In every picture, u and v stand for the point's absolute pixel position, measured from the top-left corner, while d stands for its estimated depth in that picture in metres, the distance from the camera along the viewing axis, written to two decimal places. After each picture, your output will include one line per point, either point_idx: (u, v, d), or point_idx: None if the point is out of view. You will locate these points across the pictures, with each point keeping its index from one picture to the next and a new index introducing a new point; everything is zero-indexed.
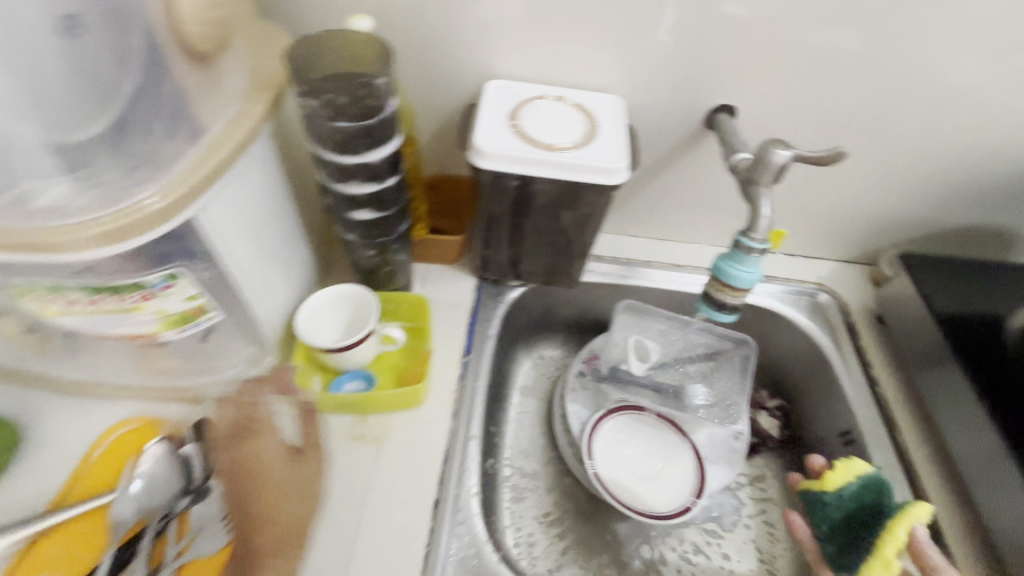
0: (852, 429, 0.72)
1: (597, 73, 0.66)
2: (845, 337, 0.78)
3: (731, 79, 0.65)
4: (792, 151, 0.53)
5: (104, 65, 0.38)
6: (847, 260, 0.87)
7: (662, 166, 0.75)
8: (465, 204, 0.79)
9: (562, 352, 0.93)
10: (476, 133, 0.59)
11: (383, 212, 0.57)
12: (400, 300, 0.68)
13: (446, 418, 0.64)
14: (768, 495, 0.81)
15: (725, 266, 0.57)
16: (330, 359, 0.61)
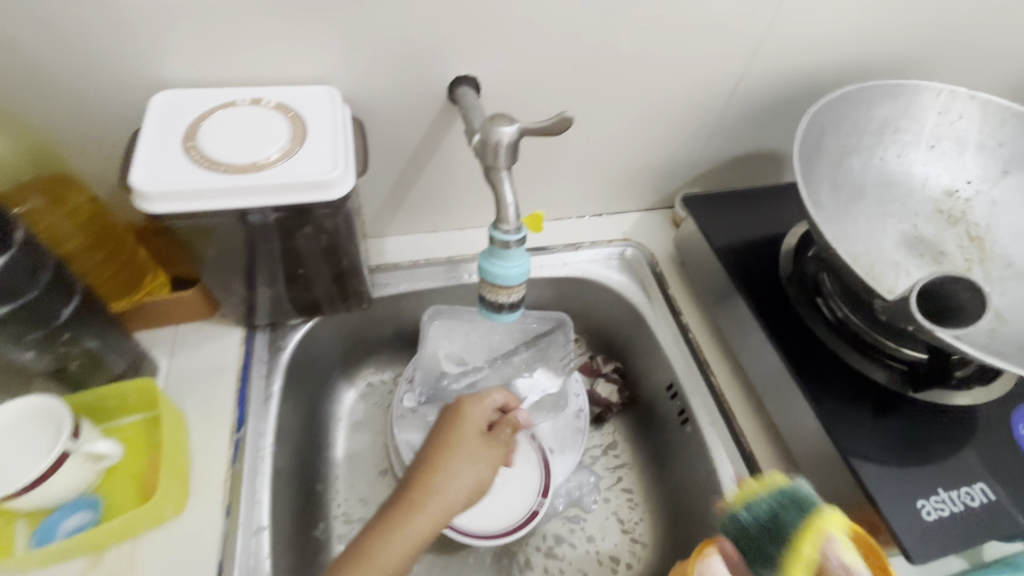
0: (673, 381, 0.71)
1: (298, 62, 0.54)
2: (655, 289, 0.78)
3: (457, 47, 0.57)
4: (516, 126, 0.46)
5: None
6: (649, 208, 0.86)
7: (424, 155, 0.66)
8: None
9: (391, 371, 0.83)
10: (133, 170, 0.45)
11: (15, 302, 0.42)
12: (120, 392, 0.52)
13: (217, 520, 0.52)
14: (622, 460, 0.80)
15: (488, 265, 0.51)
16: (19, 506, 0.46)
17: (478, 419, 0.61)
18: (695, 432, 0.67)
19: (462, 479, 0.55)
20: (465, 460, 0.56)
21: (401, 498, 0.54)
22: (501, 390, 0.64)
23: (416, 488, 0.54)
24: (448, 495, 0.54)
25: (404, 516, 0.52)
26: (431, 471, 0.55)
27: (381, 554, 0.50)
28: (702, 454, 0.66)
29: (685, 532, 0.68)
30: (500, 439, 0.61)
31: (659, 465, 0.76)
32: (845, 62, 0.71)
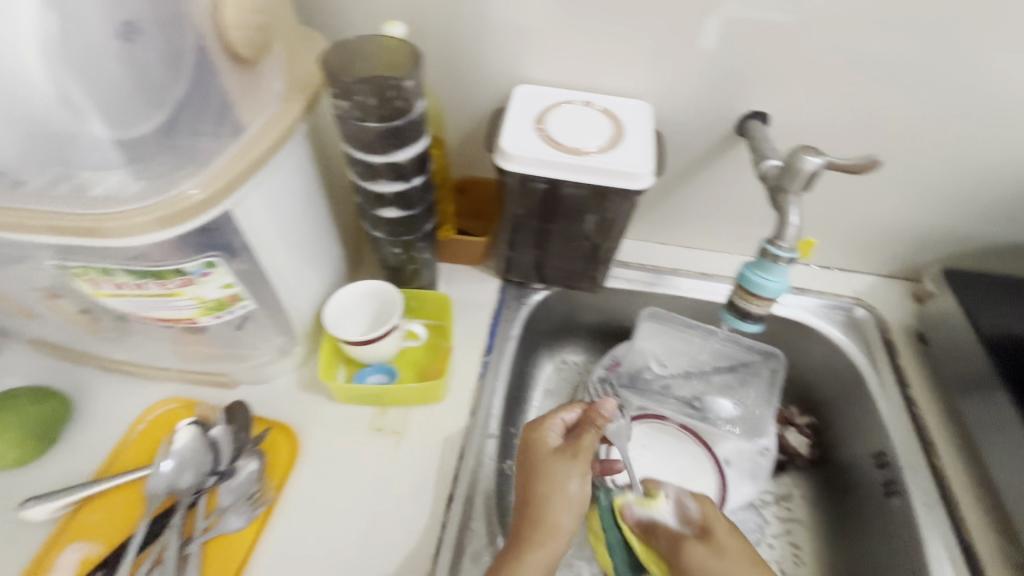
0: (886, 450, 0.68)
1: (624, 79, 0.66)
2: (883, 356, 0.75)
3: (761, 86, 0.64)
4: (823, 159, 0.52)
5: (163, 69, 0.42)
6: (887, 274, 0.83)
7: (690, 173, 0.74)
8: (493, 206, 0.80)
9: (585, 356, 0.92)
10: (502, 136, 0.60)
11: (408, 211, 0.58)
12: (424, 297, 0.69)
13: (464, 416, 0.64)
14: (795, 516, 0.77)
15: (750, 274, 0.56)
16: (354, 353, 0.63)
17: (553, 434, 0.56)
18: (904, 506, 0.64)
19: (564, 477, 0.52)
20: (562, 473, 0.52)
21: (524, 494, 0.52)
22: (578, 406, 0.59)
23: (530, 517, 0.50)
24: (569, 491, 0.51)
25: (522, 555, 0.48)
26: (541, 483, 0.52)
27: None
28: (908, 532, 0.62)
29: None
30: (579, 444, 0.54)
31: (842, 533, 0.72)
32: None
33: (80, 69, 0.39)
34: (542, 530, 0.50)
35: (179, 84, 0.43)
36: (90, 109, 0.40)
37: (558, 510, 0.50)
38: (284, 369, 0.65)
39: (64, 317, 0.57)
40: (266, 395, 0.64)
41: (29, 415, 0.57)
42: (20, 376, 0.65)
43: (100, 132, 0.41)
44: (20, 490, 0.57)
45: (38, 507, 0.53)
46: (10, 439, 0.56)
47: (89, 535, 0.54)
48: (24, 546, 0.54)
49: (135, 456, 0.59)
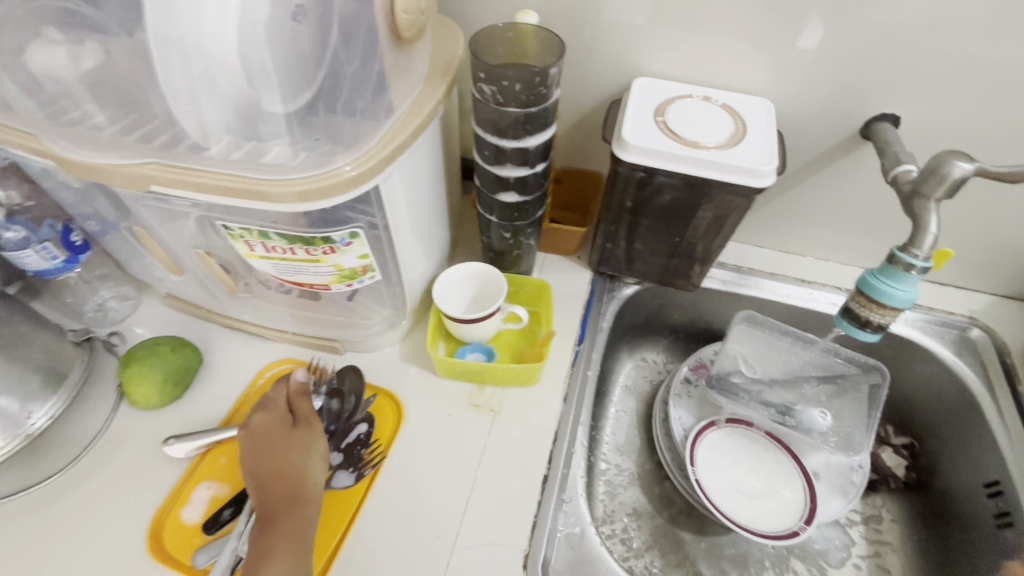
0: (1001, 480, 0.64)
1: (745, 76, 0.65)
2: (1000, 380, 0.70)
3: (895, 87, 0.61)
4: (974, 165, 0.49)
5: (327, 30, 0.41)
6: (1008, 295, 0.78)
7: (800, 175, 0.72)
8: (590, 200, 0.81)
9: (665, 355, 0.92)
10: (621, 127, 0.60)
11: (524, 196, 0.60)
12: (524, 282, 0.71)
13: (559, 401, 0.66)
14: (885, 538, 0.74)
15: (875, 281, 0.54)
16: (457, 329, 0.66)
17: (280, 409, 0.58)
18: (1019, 540, 0.60)
19: (313, 453, 0.56)
20: (294, 445, 0.55)
21: (263, 473, 0.54)
22: (283, 378, 0.61)
23: (274, 496, 0.52)
24: (309, 465, 0.55)
25: (274, 514, 0.51)
26: (278, 460, 0.54)
27: (285, 535, 0.49)
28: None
29: None
30: (303, 416, 0.58)
31: (940, 562, 0.69)
32: None
33: (272, 38, 0.40)
34: (290, 495, 0.52)
35: (348, 60, 0.44)
36: (272, 84, 0.41)
37: (302, 473, 0.54)
38: (388, 340, 0.69)
39: (204, 274, 0.63)
40: (372, 363, 0.68)
41: (168, 361, 0.63)
42: (156, 326, 0.71)
43: (278, 106, 0.43)
44: (157, 428, 0.63)
45: (177, 446, 0.59)
46: (152, 381, 0.61)
47: (217, 475, 0.60)
48: (161, 479, 0.59)
49: (258, 408, 0.65)
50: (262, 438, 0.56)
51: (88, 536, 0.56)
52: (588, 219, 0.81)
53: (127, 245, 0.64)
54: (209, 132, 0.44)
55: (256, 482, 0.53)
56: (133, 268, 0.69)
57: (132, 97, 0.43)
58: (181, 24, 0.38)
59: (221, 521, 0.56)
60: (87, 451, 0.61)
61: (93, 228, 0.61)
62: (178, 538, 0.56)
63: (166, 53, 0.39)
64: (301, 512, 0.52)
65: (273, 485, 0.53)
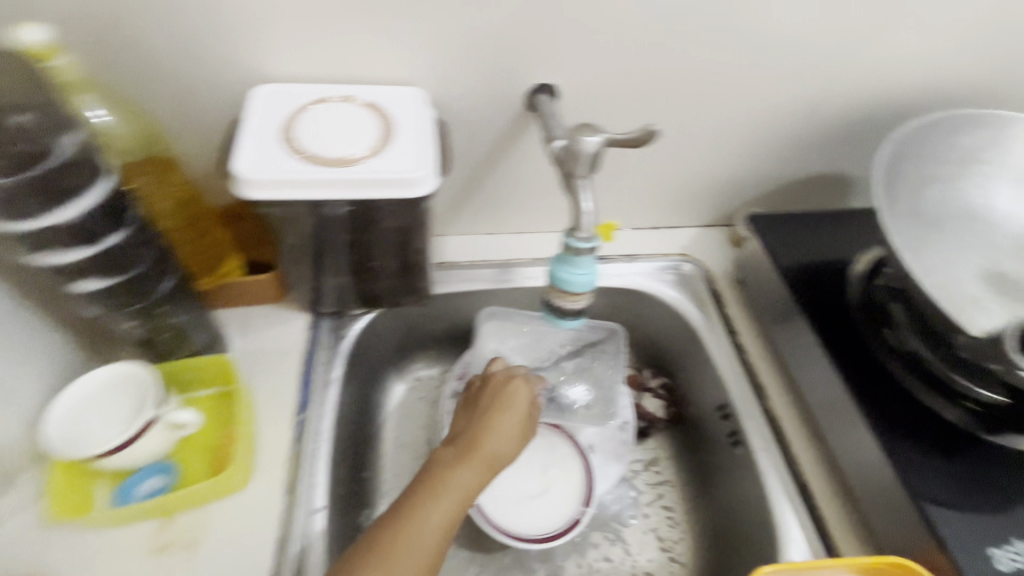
0: (726, 403, 0.70)
1: (387, 63, 0.56)
2: (711, 307, 0.77)
3: (540, 54, 0.58)
4: (601, 136, 0.46)
5: None
6: (708, 224, 0.85)
7: (494, 157, 0.67)
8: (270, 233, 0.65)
9: (438, 367, 0.84)
10: (235, 157, 0.47)
11: (123, 275, 0.45)
12: (198, 366, 0.55)
13: (278, 496, 0.54)
14: (664, 478, 0.79)
15: (558, 270, 0.51)
16: (105, 466, 0.49)
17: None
18: (746, 454, 0.66)
19: (468, 476, 0.52)
20: (510, 424, 0.58)
21: (440, 468, 0.52)
22: None
23: (397, 522, 0.48)
24: (477, 466, 0.53)
25: (441, 481, 0.51)
26: (420, 506, 0.49)
27: (415, 537, 0.47)
28: (753, 478, 0.64)
29: (729, 554, 0.67)
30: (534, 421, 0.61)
31: (705, 485, 0.74)
32: (930, 88, 0.69)
33: None
34: (419, 521, 0.48)
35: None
36: None
37: (451, 486, 0.51)
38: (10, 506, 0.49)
39: None
40: None
41: None
42: None
43: None
44: None
45: None
46: None
47: None
48: None
49: None
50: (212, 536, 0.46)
51: None
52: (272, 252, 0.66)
53: None
54: None
55: (369, 538, 0.47)
56: None
57: None
58: None
59: None
60: None
61: None
62: None
63: None
64: (429, 523, 0.48)
65: (383, 535, 0.47)
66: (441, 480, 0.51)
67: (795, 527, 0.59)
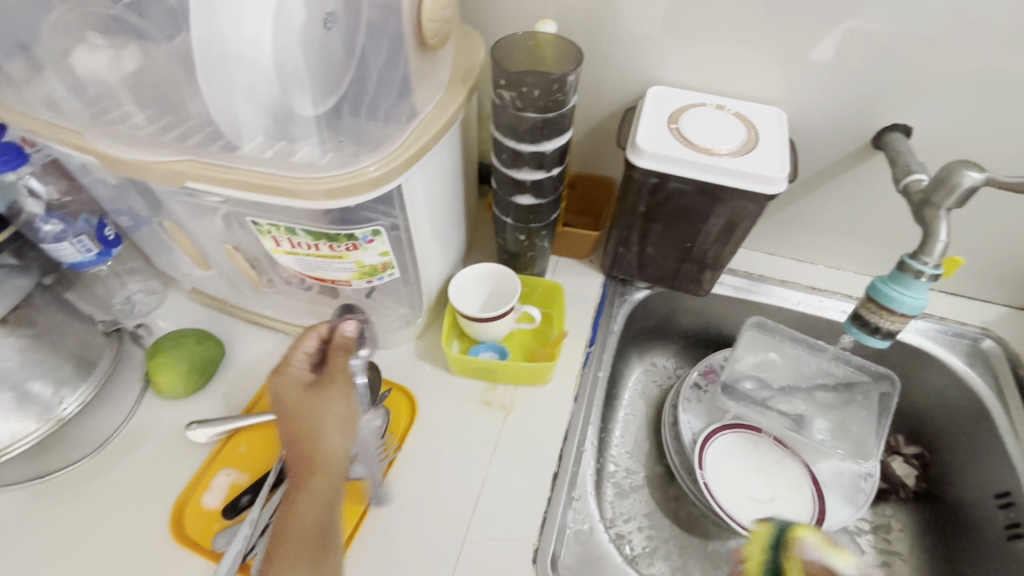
0: (1012, 491, 0.65)
1: (757, 86, 0.66)
2: (1012, 390, 0.70)
3: (906, 98, 0.62)
4: (984, 174, 0.50)
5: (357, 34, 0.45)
6: (1021, 307, 0.77)
7: (813, 183, 0.73)
8: (603, 204, 0.83)
9: (675, 360, 0.92)
10: (636, 134, 0.62)
11: (539, 200, 0.62)
12: (536, 284, 0.73)
13: (568, 401, 0.67)
14: (895, 548, 0.74)
15: (885, 288, 0.55)
16: (471, 328, 0.68)
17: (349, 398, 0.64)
18: None
19: (342, 410, 0.51)
20: (329, 413, 0.50)
21: (306, 402, 0.50)
22: None
23: (302, 454, 0.48)
24: (330, 439, 0.49)
25: (317, 410, 0.50)
26: (312, 426, 0.49)
27: (305, 527, 0.46)
28: None
29: None
30: (332, 374, 0.52)
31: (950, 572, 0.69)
32: None
33: (307, 47, 0.43)
34: (317, 454, 0.48)
35: (376, 75, 0.48)
36: (302, 87, 0.45)
37: (331, 430, 0.49)
38: (404, 337, 0.70)
39: (230, 269, 0.65)
40: (389, 360, 0.70)
41: (192, 353, 0.65)
42: (182, 319, 0.74)
43: (307, 109, 0.46)
44: (178, 419, 0.64)
45: (199, 431, 0.61)
46: (178, 371, 0.63)
47: (236, 464, 0.61)
48: (181, 463, 0.61)
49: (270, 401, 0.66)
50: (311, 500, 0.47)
51: (129, 505, 0.58)
52: (599, 222, 0.83)
53: (157, 240, 0.66)
54: (243, 131, 0.47)
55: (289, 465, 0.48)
56: (159, 261, 0.71)
57: (175, 95, 0.47)
58: (223, 27, 0.40)
59: (239, 507, 0.57)
60: (110, 441, 0.63)
61: (127, 223, 0.64)
62: (198, 525, 0.57)
63: (206, 57, 0.41)
64: (334, 452, 0.49)
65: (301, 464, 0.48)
66: (300, 407, 0.50)
67: None
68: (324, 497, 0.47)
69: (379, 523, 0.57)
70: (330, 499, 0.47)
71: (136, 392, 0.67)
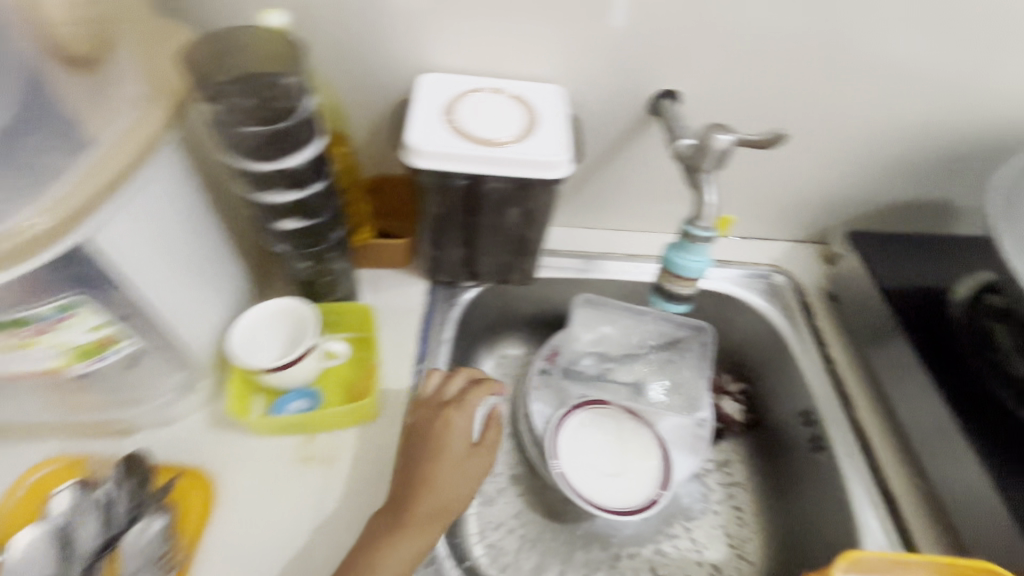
0: (811, 410, 0.72)
1: (532, 64, 0.63)
2: (802, 317, 0.79)
3: (668, 64, 0.63)
4: (733, 135, 0.51)
5: None
6: (801, 240, 0.87)
7: (609, 156, 0.73)
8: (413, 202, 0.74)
9: (525, 349, 0.90)
10: (408, 131, 0.55)
11: (313, 220, 0.54)
12: (343, 310, 0.64)
13: (399, 433, 0.61)
14: (736, 479, 0.80)
15: (674, 257, 0.56)
16: (269, 380, 0.58)
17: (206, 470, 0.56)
18: (831, 461, 0.67)
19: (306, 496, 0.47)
20: (463, 467, 0.55)
21: (423, 441, 0.56)
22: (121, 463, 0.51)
23: (419, 502, 0.52)
24: (457, 490, 0.54)
25: (433, 472, 0.54)
26: (458, 473, 0.55)
27: (374, 572, 0.48)
28: (835, 484, 0.66)
29: (802, 558, 0.68)
30: (486, 443, 0.58)
31: (777, 489, 0.76)
32: None
33: None
34: (429, 486, 0.53)
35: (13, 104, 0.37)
36: None
37: (403, 485, 0.54)
38: (187, 407, 0.58)
39: None
40: (172, 439, 0.57)
41: None
42: None
43: None
44: None
45: None
46: None
47: None
48: None
49: (4, 530, 0.50)
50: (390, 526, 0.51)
51: None
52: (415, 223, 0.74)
53: None
54: None
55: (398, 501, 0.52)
56: None
57: None
58: None
59: None
60: None
61: None
62: None
63: None
64: (448, 490, 0.54)
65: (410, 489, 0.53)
66: (435, 451, 0.55)
67: (880, 535, 0.61)
68: (431, 513, 0.52)
69: None
70: (425, 542, 0.51)
71: None
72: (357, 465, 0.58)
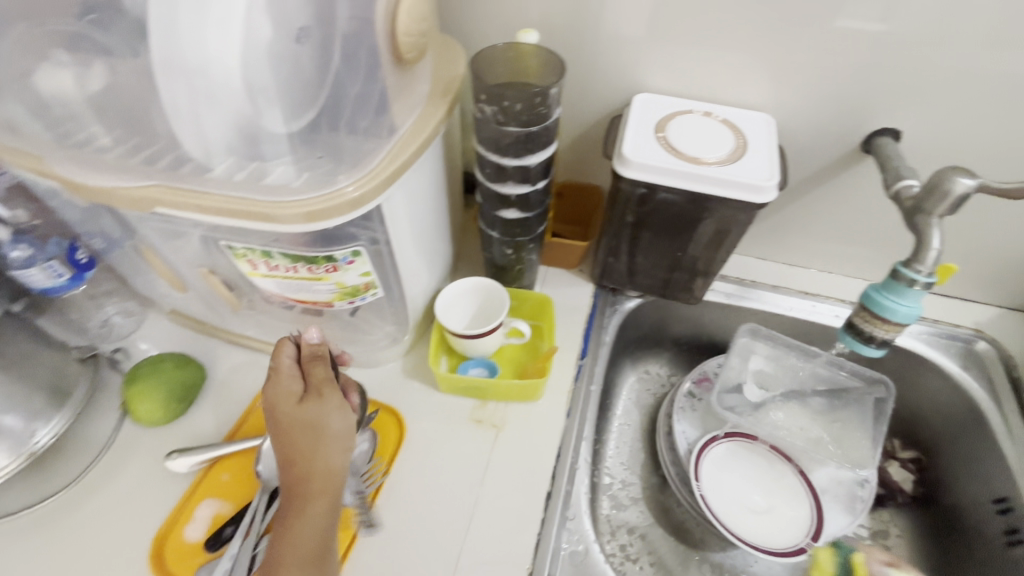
0: (1008, 496, 0.64)
1: (744, 92, 0.65)
2: (1007, 393, 0.70)
3: (895, 102, 0.61)
4: (975, 181, 0.49)
5: (332, 52, 0.44)
6: (1014, 308, 0.77)
7: (807, 187, 0.72)
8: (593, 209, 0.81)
9: (669, 369, 0.89)
10: (622, 144, 0.61)
11: (526, 213, 0.60)
12: (526, 297, 0.71)
13: (560, 417, 0.65)
14: (895, 554, 0.72)
15: (878, 296, 0.54)
16: (460, 344, 0.66)
17: (291, 378, 0.51)
18: None
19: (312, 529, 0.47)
20: (328, 410, 0.50)
21: (288, 411, 0.49)
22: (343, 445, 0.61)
23: (300, 474, 0.48)
24: (329, 461, 0.49)
25: (307, 428, 0.49)
26: (297, 440, 0.49)
27: (320, 478, 0.48)
28: None
29: None
30: (317, 384, 0.51)
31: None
32: None
33: (279, 64, 0.41)
34: (309, 466, 0.48)
35: (348, 78, 0.45)
36: (272, 101, 0.42)
37: (324, 446, 0.49)
38: (391, 355, 0.68)
39: (207, 292, 0.63)
40: (376, 378, 0.68)
41: (172, 379, 0.63)
42: (158, 342, 0.71)
43: (279, 123, 0.44)
44: (160, 444, 0.62)
45: (177, 462, 0.59)
46: (156, 398, 0.61)
47: (217, 494, 0.59)
48: (163, 491, 0.59)
49: (256, 424, 0.64)
50: (285, 422, 0.49)
51: (111, 534, 0.56)
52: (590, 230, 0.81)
53: (131, 261, 0.64)
54: (212, 153, 0.44)
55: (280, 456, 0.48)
56: (136, 282, 0.69)
57: (132, 116, 0.44)
58: (184, 44, 0.38)
59: (222, 540, 0.55)
60: (89, 469, 0.61)
61: (99, 245, 0.62)
62: (181, 560, 0.55)
63: (171, 73, 0.39)
64: (331, 443, 0.49)
65: (305, 462, 0.48)
66: (296, 415, 0.49)
67: None
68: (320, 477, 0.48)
69: (371, 547, 0.56)
70: (329, 506, 0.48)
71: (113, 420, 0.64)
72: (523, 438, 0.63)
